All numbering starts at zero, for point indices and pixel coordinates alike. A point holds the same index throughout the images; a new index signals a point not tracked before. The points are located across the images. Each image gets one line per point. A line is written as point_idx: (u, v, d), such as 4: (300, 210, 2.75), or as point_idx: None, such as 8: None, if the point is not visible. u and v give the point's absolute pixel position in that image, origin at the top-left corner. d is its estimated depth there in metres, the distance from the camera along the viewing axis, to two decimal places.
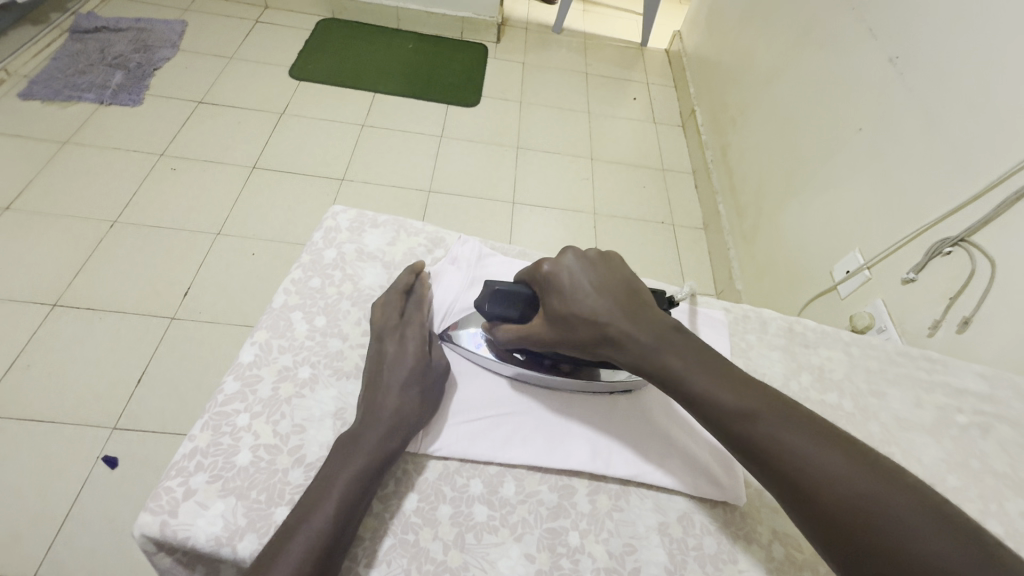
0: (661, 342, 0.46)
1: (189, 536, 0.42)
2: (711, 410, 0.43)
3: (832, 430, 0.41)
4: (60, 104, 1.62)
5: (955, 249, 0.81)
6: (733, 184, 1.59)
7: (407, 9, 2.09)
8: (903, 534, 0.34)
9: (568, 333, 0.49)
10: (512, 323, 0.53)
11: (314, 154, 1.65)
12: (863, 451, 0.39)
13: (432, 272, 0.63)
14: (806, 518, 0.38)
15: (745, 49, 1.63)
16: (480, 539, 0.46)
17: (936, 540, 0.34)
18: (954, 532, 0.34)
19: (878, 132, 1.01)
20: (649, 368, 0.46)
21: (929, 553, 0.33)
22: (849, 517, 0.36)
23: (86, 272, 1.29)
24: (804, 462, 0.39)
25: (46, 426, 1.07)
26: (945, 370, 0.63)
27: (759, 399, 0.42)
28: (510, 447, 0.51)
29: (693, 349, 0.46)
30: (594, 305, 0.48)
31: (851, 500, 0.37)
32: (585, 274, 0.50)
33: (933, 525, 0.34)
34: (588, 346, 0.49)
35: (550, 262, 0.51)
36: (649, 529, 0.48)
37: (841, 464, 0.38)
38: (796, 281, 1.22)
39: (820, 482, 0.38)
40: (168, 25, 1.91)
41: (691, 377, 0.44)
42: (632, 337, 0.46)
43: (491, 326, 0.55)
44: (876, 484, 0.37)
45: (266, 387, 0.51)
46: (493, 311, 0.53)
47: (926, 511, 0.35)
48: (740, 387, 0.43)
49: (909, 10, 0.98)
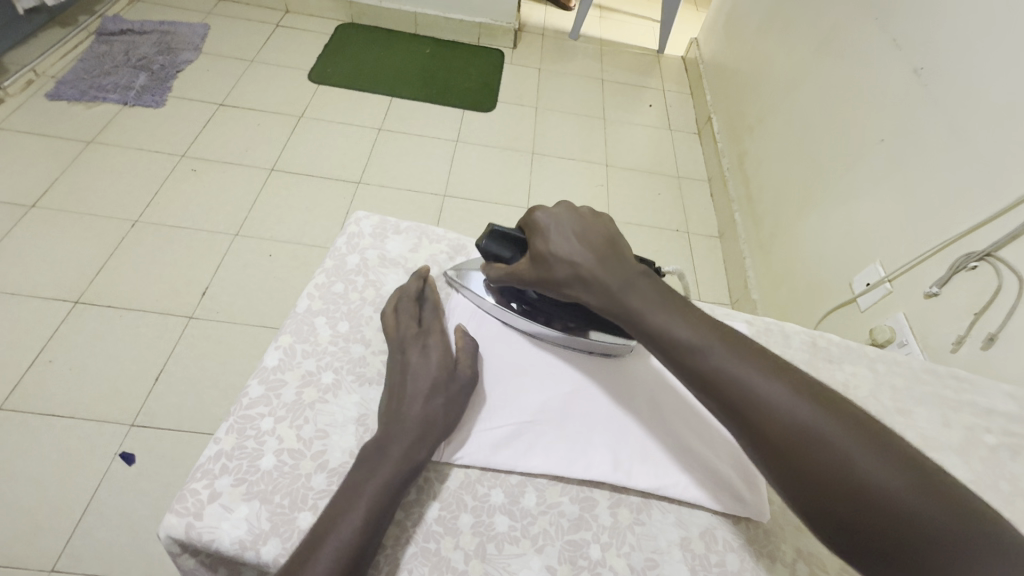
0: (629, 287, 0.47)
1: (214, 539, 0.43)
2: (673, 350, 0.44)
3: (785, 366, 0.43)
4: (86, 105, 1.65)
5: (981, 263, 0.80)
6: (750, 192, 1.58)
7: (425, 14, 2.11)
8: (844, 461, 0.38)
9: (547, 274, 0.51)
10: (505, 263, 0.56)
11: (332, 157, 1.67)
12: (810, 383, 0.42)
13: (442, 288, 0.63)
14: (758, 448, 0.40)
15: (764, 56, 1.63)
16: (501, 550, 0.46)
17: (872, 465, 0.37)
18: (886, 456, 0.38)
19: (901, 143, 1.00)
20: (614, 307, 0.48)
21: (868, 479, 0.37)
22: (799, 448, 0.39)
23: (108, 270, 1.31)
24: (759, 399, 0.40)
25: (66, 421, 1.09)
26: (973, 390, 0.62)
27: (719, 339, 0.43)
28: (531, 456, 0.51)
29: (661, 294, 0.47)
30: (573, 248, 0.50)
31: (800, 432, 0.39)
32: (573, 222, 0.51)
33: (871, 451, 0.38)
34: (563, 287, 0.51)
35: (542, 211, 0.53)
36: (671, 544, 0.48)
37: (787, 396, 0.40)
38: (813, 292, 1.21)
39: (773, 416, 0.40)
40: (191, 28, 1.94)
41: (654, 317, 0.45)
42: (601, 279, 0.48)
43: (488, 266, 0.58)
44: (824, 417, 0.39)
45: (290, 391, 0.52)
46: (488, 249, 0.56)
47: (864, 438, 0.39)
48: (702, 327, 0.44)
49: (934, 21, 0.97)
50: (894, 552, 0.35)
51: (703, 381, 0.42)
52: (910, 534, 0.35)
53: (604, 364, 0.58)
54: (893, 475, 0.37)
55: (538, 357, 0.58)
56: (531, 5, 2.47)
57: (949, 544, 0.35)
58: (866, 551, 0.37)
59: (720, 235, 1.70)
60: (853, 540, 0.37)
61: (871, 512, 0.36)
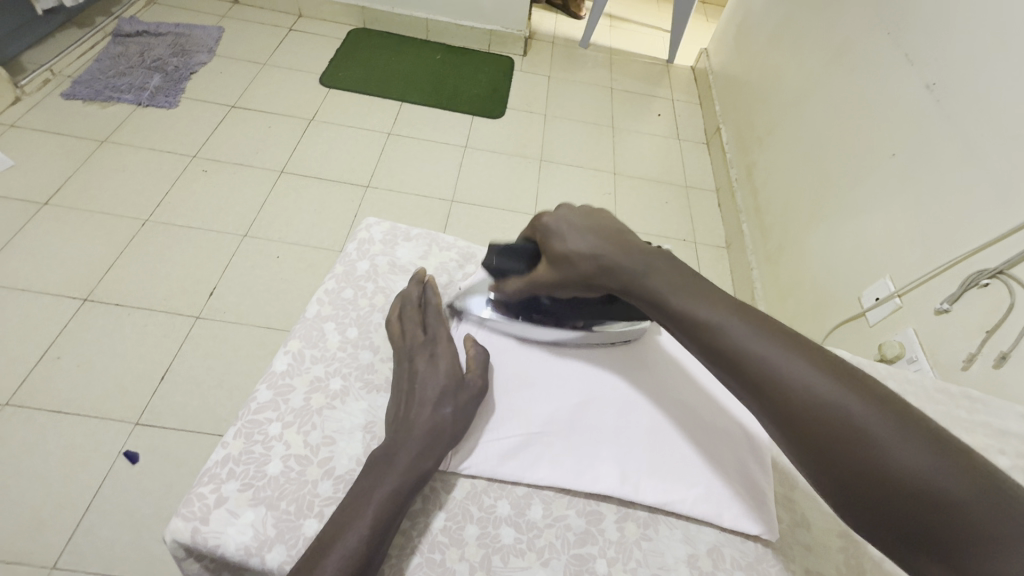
0: (652, 269, 0.48)
1: (219, 544, 0.43)
2: (691, 328, 0.45)
3: (805, 344, 0.42)
4: (100, 104, 1.67)
5: (993, 280, 0.78)
6: (759, 203, 1.58)
7: (437, 21, 2.12)
8: (861, 435, 0.37)
9: (567, 271, 0.51)
10: (518, 277, 0.56)
11: (340, 160, 1.67)
12: (833, 359, 0.41)
13: (433, 279, 0.63)
14: (778, 426, 0.41)
15: (774, 68, 1.63)
16: (507, 562, 0.45)
17: (893, 440, 0.36)
18: (912, 433, 0.37)
19: (913, 158, 1.00)
20: (638, 291, 0.48)
21: (886, 453, 0.36)
22: (814, 420, 0.39)
23: (117, 268, 1.32)
24: (776, 373, 0.40)
25: (71, 418, 1.09)
26: (986, 411, 0.62)
27: (737, 315, 0.44)
28: (538, 467, 0.50)
29: (681, 275, 0.47)
30: (589, 242, 0.50)
31: (816, 405, 0.39)
32: (581, 218, 0.53)
33: (899, 436, 0.37)
34: (587, 281, 0.51)
35: (547, 215, 0.54)
36: (678, 560, 0.47)
37: (811, 376, 0.40)
38: (820, 305, 1.20)
39: (787, 389, 0.40)
40: (205, 31, 1.96)
41: (675, 297, 0.46)
42: (623, 265, 0.49)
43: (497, 286, 0.58)
44: (850, 399, 0.38)
45: (298, 397, 0.52)
46: (498, 266, 0.57)
47: (892, 420, 0.37)
48: (722, 305, 0.45)
49: (949, 36, 0.97)
50: (911, 525, 0.35)
51: (724, 360, 0.43)
52: (933, 510, 0.34)
53: (617, 377, 0.58)
54: (917, 450, 0.36)
55: (547, 368, 0.58)
56: (542, 13, 2.49)
57: (976, 523, 0.33)
58: (882, 523, 0.37)
59: (727, 246, 1.70)
60: (869, 512, 0.37)
61: (888, 485, 0.36)
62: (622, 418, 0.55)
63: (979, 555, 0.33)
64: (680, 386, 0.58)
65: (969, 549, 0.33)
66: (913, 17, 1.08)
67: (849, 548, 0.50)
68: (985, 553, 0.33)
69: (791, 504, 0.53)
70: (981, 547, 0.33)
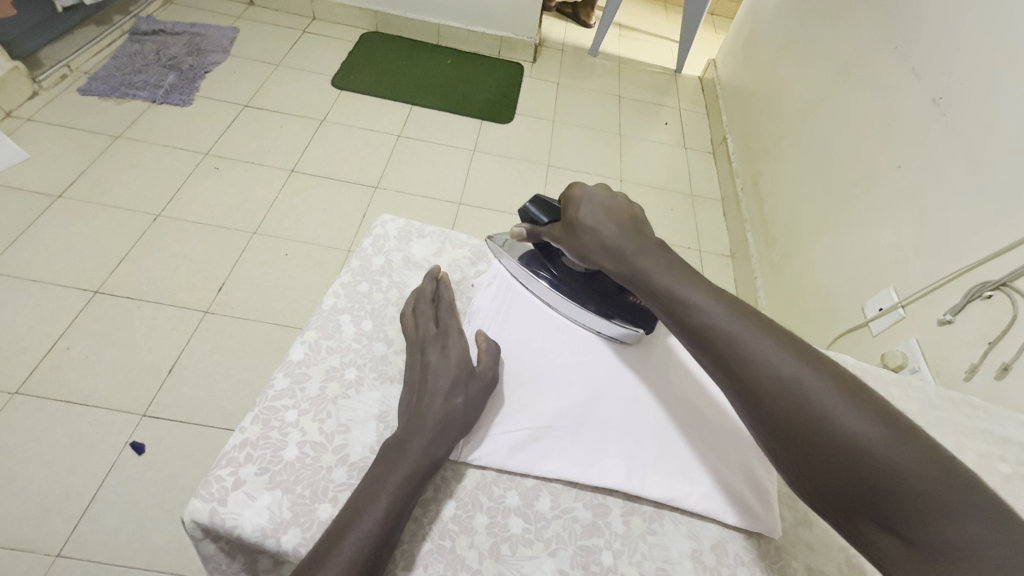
0: (644, 252, 0.51)
1: (236, 525, 0.44)
2: (674, 308, 0.47)
3: (783, 328, 0.44)
4: (116, 101, 1.70)
5: (996, 293, 0.79)
6: (764, 213, 1.59)
7: (448, 26, 2.15)
8: (822, 412, 0.38)
9: (574, 240, 0.56)
10: (541, 229, 0.61)
11: (350, 161, 1.70)
12: (800, 341, 0.43)
13: (449, 277, 0.66)
14: (751, 406, 0.42)
15: (781, 79, 1.65)
16: (515, 551, 0.46)
17: (849, 417, 0.38)
18: (867, 410, 0.38)
19: (919, 171, 1.01)
20: (624, 270, 0.51)
21: (843, 429, 0.37)
22: (779, 398, 0.40)
23: (128, 262, 1.34)
24: (744, 351, 0.42)
25: (80, 408, 1.11)
26: (988, 419, 0.62)
27: (713, 298, 0.46)
28: (547, 461, 0.51)
29: (672, 263, 0.50)
30: (599, 219, 0.54)
31: (780, 385, 0.40)
32: (604, 198, 0.56)
33: (863, 419, 0.37)
34: (587, 255, 0.55)
35: (580, 186, 0.57)
36: (682, 555, 0.48)
37: (782, 359, 0.41)
38: (824, 313, 1.21)
39: (760, 369, 0.41)
40: (221, 31, 2.00)
41: (660, 277, 0.49)
42: (616, 245, 0.52)
43: (526, 227, 0.63)
44: (819, 380, 0.40)
45: (314, 386, 0.53)
46: (528, 210, 0.62)
47: (857, 403, 0.38)
48: (703, 289, 0.47)
49: (955, 51, 0.99)
50: (864, 499, 0.36)
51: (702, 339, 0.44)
52: (884, 484, 0.36)
53: (626, 374, 0.59)
54: (874, 427, 0.37)
55: (556, 364, 0.59)
56: (552, 21, 2.52)
57: (924, 496, 0.34)
58: (838, 498, 0.38)
59: (732, 254, 1.70)
60: (825, 488, 0.38)
61: (843, 461, 0.37)
62: (629, 414, 0.56)
63: (925, 527, 0.34)
64: (687, 386, 0.59)
65: (917, 521, 0.34)
66: (921, 31, 1.09)
67: (851, 548, 0.51)
68: (933, 524, 0.34)
69: (793, 504, 0.54)
70: (928, 519, 0.34)
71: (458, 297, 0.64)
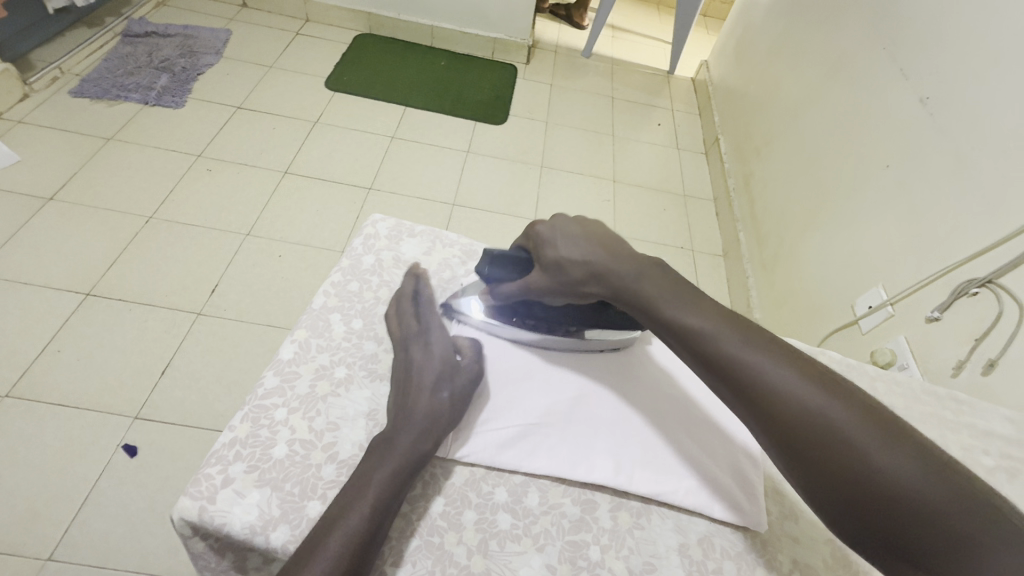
0: (644, 276, 0.50)
1: (225, 523, 0.44)
2: (684, 335, 0.46)
3: (772, 338, 0.45)
4: (108, 102, 1.70)
5: (982, 289, 0.79)
6: (755, 213, 1.60)
7: (441, 27, 2.15)
8: (844, 440, 0.39)
9: (561, 276, 0.54)
10: (510, 282, 0.58)
11: (344, 162, 1.70)
12: (818, 367, 0.43)
13: (428, 271, 0.66)
14: (768, 432, 0.42)
15: (772, 79, 1.67)
16: (503, 547, 0.47)
17: (874, 446, 0.38)
18: (894, 441, 0.38)
19: (907, 171, 1.02)
20: (627, 295, 0.51)
21: (867, 458, 0.38)
22: (802, 427, 0.40)
23: (120, 264, 1.34)
24: (768, 381, 0.42)
25: (71, 410, 1.10)
26: (973, 413, 0.63)
27: (725, 323, 0.46)
28: (535, 457, 0.52)
29: (674, 286, 0.49)
30: (580, 248, 0.53)
31: (807, 413, 0.40)
32: (575, 225, 0.56)
33: (883, 448, 0.38)
34: (578, 286, 0.53)
35: (543, 223, 0.58)
36: (669, 549, 0.49)
37: (799, 386, 0.41)
38: (815, 311, 1.22)
39: (780, 398, 0.41)
40: (214, 33, 1.99)
41: (665, 303, 0.48)
42: (613, 270, 0.52)
43: (489, 290, 0.59)
44: (838, 409, 0.40)
45: (303, 384, 0.53)
46: (488, 272, 0.58)
47: (878, 431, 0.39)
48: (708, 312, 0.46)
49: (942, 52, 1.00)
50: (890, 530, 0.37)
51: (718, 366, 0.44)
52: (911, 513, 0.36)
53: (611, 367, 0.60)
54: (903, 461, 0.38)
55: (545, 363, 0.59)
56: (545, 23, 2.53)
57: (956, 531, 0.35)
58: (860, 526, 0.38)
59: (724, 254, 1.72)
60: (846, 515, 0.39)
61: (869, 491, 0.37)
62: (617, 410, 0.56)
63: (953, 559, 0.35)
64: (672, 380, 0.60)
65: (946, 554, 0.35)
66: (907, 32, 1.11)
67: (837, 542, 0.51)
68: (964, 557, 0.35)
69: (780, 498, 0.55)
70: (958, 551, 0.35)
71: (441, 297, 0.64)
